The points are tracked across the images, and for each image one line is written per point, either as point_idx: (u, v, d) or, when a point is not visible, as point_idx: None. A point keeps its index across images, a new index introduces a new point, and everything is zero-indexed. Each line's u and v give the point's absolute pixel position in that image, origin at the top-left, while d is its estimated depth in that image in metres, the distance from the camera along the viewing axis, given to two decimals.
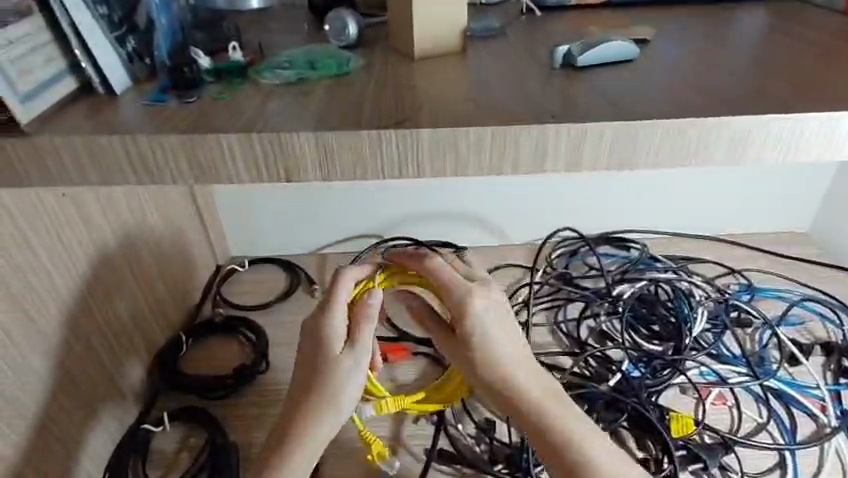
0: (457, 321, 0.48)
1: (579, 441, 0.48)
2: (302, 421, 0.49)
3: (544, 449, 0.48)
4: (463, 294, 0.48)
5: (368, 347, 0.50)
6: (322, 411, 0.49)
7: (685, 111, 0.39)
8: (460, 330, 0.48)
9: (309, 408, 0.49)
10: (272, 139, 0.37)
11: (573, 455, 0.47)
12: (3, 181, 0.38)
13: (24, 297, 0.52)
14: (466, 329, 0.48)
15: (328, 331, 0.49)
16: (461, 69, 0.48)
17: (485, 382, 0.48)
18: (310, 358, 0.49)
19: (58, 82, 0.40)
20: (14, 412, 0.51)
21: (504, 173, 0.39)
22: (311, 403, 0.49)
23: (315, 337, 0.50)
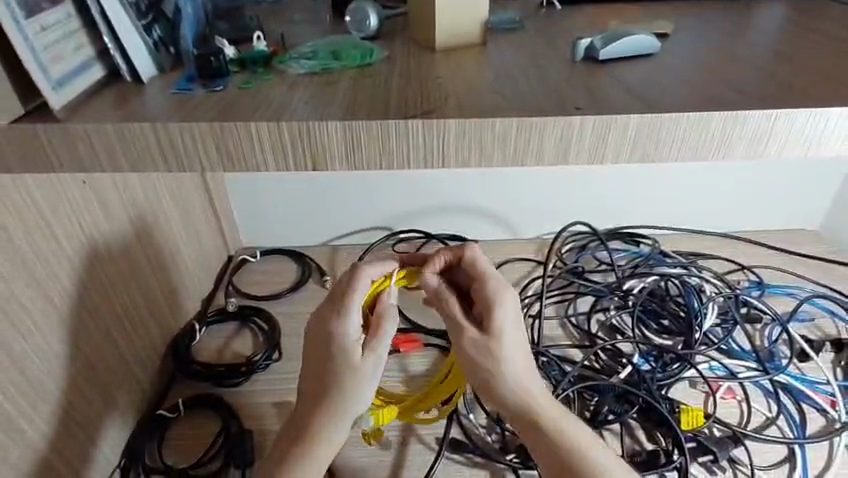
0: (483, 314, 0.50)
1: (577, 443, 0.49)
2: (318, 422, 0.49)
3: (543, 451, 0.49)
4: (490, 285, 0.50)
5: (383, 348, 0.50)
6: (339, 412, 0.49)
7: (710, 106, 0.39)
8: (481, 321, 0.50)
9: (326, 409, 0.49)
10: (300, 128, 0.37)
11: (571, 458, 0.48)
12: (36, 168, 0.38)
13: (48, 283, 0.53)
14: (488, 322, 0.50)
15: (342, 329, 0.49)
16: (484, 61, 0.48)
17: (494, 386, 0.50)
18: (325, 360, 0.49)
19: (87, 70, 0.41)
20: (38, 395, 0.52)
21: (528, 164, 0.39)
22: (326, 405, 0.49)
23: (330, 338, 0.49)
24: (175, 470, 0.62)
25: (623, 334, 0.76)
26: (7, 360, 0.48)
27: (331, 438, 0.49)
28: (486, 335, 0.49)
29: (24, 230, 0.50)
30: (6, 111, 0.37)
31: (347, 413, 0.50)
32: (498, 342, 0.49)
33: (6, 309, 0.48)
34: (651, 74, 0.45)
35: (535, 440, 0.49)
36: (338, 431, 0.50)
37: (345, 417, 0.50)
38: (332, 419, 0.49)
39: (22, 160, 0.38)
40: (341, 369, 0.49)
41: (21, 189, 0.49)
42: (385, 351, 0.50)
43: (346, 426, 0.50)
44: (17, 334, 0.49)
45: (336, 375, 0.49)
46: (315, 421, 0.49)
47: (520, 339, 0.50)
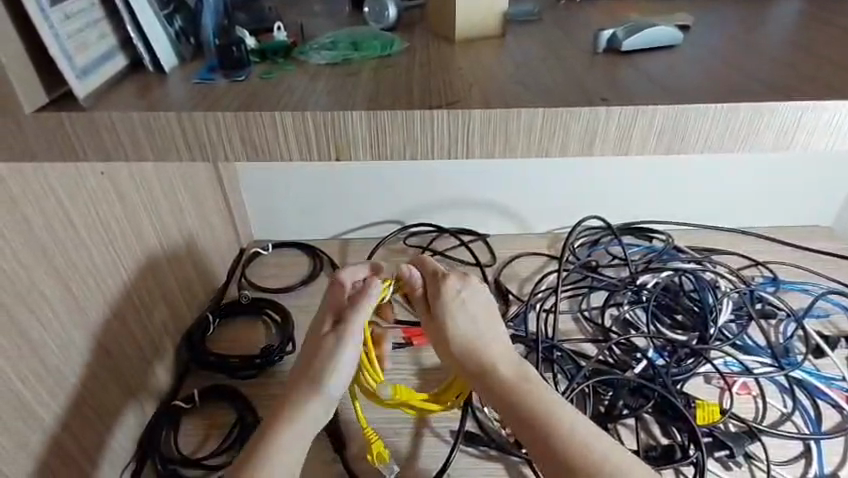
0: (434, 301, 0.54)
1: (557, 422, 0.47)
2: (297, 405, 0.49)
3: (524, 432, 0.48)
4: (439, 276, 0.55)
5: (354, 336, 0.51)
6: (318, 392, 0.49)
7: (736, 96, 0.39)
8: (434, 304, 0.54)
9: (308, 389, 0.49)
10: (325, 118, 0.37)
11: (554, 438, 0.46)
12: (59, 156, 0.38)
13: (68, 273, 0.53)
14: (440, 304, 0.53)
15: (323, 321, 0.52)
16: (503, 53, 0.48)
17: (466, 366, 0.52)
18: (310, 348, 0.52)
19: (109, 59, 0.41)
20: (58, 385, 0.52)
21: (551, 155, 0.39)
22: (306, 385, 0.49)
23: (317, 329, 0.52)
24: (190, 460, 0.62)
25: (637, 329, 0.75)
26: (26, 347, 0.48)
27: (309, 421, 0.49)
28: (441, 315, 0.53)
29: (44, 219, 0.50)
30: (30, 99, 0.36)
31: (327, 394, 0.50)
32: (455, 327, 0.52)
33: (26, 297, 0.48)
34: (675, 66, 0.45)
35: (523, 429, 0.48)
36: (317, 415, 0.49)
37: (324, 399, 0.49)
38: (311, 399, 0.49)
39: (47, 149, 0.38)
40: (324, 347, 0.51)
41: (41, 178, 0.49)
42: (359, 330, 0.51)
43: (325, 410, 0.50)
44: (36, 321, 0.49)
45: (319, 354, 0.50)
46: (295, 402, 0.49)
47: (486, 323, 0.53)
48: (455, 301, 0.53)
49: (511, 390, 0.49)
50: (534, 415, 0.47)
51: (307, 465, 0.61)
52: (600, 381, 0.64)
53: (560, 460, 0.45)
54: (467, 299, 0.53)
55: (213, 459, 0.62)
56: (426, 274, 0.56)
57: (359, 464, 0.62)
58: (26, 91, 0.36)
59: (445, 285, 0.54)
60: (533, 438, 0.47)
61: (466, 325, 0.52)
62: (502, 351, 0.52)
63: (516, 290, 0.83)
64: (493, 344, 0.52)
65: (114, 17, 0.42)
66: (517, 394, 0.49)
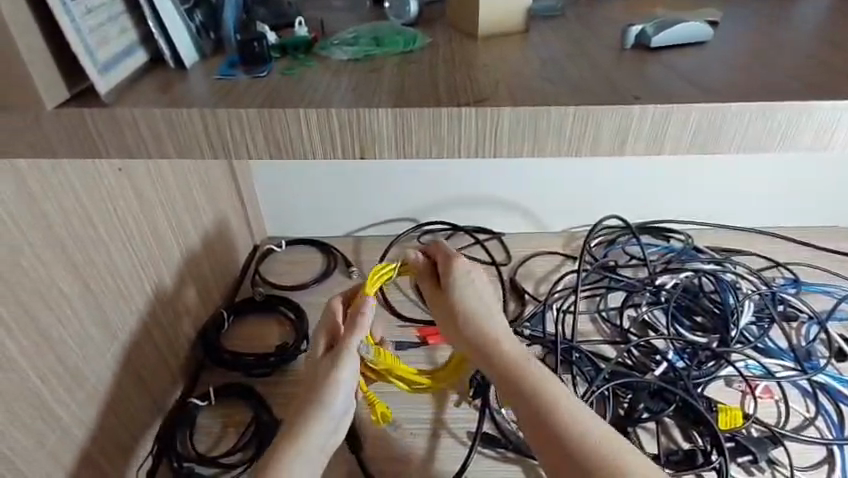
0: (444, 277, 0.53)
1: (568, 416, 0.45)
2: (301, 435, 0.48)
3: (530, 420, 0.46)
4: (450, 254, 0.54)
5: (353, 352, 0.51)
6: (321, 419, 0.49)
7: (774, 93, 0.37)
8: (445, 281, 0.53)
9: (312, 420, 0.49)
10: (350, 115, 0.36)
11: (562, 431, 0.44)
12: (81, 153, 0.38)
13: (85, 270, 0.52)
14: (449, 280, 0.53)
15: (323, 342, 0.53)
16: (528, 49, 0.46)
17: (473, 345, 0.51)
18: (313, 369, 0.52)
19: (130, 54, 0.40)
20: (75, 382, 0.52)
21: (581, 154, 0.38)
22: (308, 415, 0.49)
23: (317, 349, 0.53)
24: (207, 459, 0.62)
25: (656, 331, 0.74)
26: (45, 346, 0.48)
27: (315, 451, 0.48)
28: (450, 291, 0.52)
29: (63, 217, 0.49)
30: (51, 94, 0.36)
31: (329, 424, 0.49)
32: (465, 306, 0.52)
33: (46, 295, 0.48)
34: (705, 62, 0.44)
35: (528, 417, 0.46)
36: (323, 444, 0.49)
37: (327, 425, 0.49)
38: (316, 429, 0.48)
39: (68, 145, 0.38)
40: (323, 374, 0.50)
41: (60, 175, 0.48)
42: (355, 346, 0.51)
43: (328, 438, 0.50)
44: (55, 319, 0.49)
45: (319, 384, 0.50)
46: (299, 432, 0.48)
47: (491, 304, 0.53)
48: (463, 279, 0.53)
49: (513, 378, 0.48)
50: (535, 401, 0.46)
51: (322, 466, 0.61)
52: (620, 383, 0.63)
53: (569, 453, 0.43)
54: (477, 279, 0.53)
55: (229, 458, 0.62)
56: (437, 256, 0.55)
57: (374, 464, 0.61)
58: (47, 86, 0.35)
59: (456, 263, 0.53)
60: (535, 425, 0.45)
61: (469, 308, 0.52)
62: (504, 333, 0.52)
63: (532, 290, 0.82)
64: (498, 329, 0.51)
65: (135, 12, 0.41)
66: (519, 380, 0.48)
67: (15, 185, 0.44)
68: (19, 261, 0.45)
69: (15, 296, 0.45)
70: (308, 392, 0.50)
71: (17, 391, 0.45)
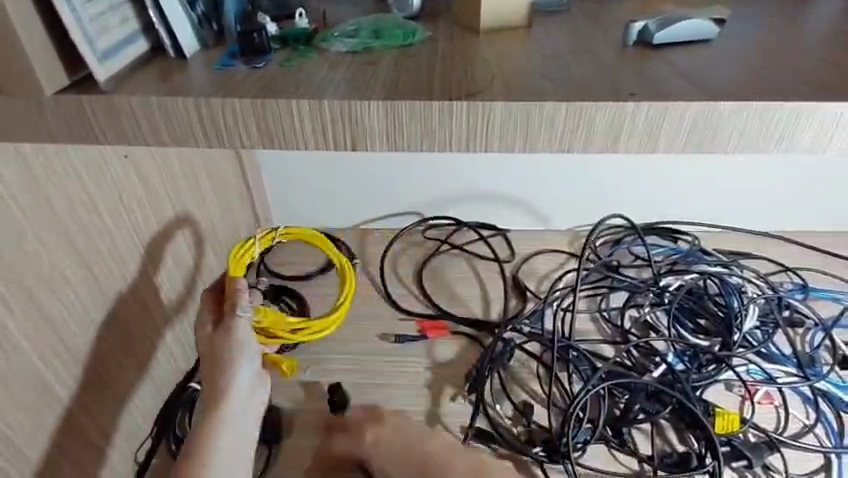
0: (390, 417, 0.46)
1: None
2: (218, 404, 0.51)
3: None
4: None
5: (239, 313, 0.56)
6: (232, 383, 0.52)
7: (772, 93, 0.37)
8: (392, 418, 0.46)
9: (223, 388, 0.51)
10: (342, 108, 0.36)
11: None
12: (80, 140, 0.39)
13: (89, 254, 0.54)
14: None
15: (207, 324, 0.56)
16: (528, 44, 0.46)
17: None
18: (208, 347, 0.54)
19: (131, 43, 0.41)
20: (77, 364, 0.53)
21: (574, 151, 0.38)
22: (218, 384, 0.52)
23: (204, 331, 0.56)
24: None
25: (658, 332, 0.74)
26: (48, 328, 0.49)
27: (235, 418, 0.51)
28: None
29: (67, 202, 0.50)
30: (51, 80, 0.37)
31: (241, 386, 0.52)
32: None
33: (49, 279, 0.49)
34: (708, 60, 0.43)
35: None
36: (244, 409, 0.52)
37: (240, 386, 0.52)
38: (231, 395, 0.51)
39: (67, 131, 0.38)
40: (218, 346, 0.54)
41: (64, 160, 0.49)
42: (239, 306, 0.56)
43: (249, 400, 0.53)
44: (58, 302, 0.50)
45: (220, 354, 0.53)
46: (215, 402, 0.51)
47: None
48: None
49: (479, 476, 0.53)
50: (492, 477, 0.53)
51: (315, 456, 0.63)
52: (614, 384, 0.63)
53: None
54: None
55: None
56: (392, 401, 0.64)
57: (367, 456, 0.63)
58: (47, 72, 0.36)
59: None
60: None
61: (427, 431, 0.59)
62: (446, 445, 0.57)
63: (534, 287, 0.81)
64: (436, 443, 0.58)
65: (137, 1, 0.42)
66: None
67: (19, 169, 0.45)
68: (22, 244, 0.46)
69: (18, 277, 0.46)
70: (210, 366, 0.53)
71: (19, 371, 0.46)
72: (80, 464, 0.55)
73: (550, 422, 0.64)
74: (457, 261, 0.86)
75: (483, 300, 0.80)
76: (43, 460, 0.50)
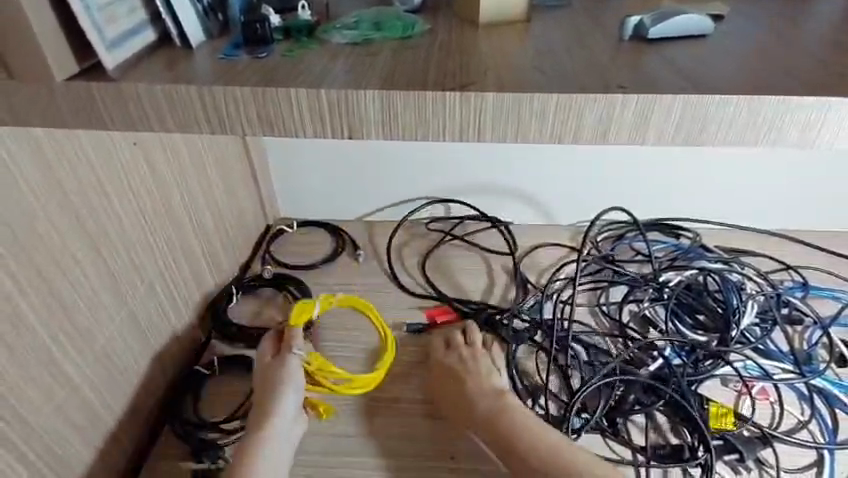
0: None
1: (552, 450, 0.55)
2: (265, 423, 0.59)
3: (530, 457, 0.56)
4: None
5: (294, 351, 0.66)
6: (281, 408, 0.60)
7: (760, 88, 0.37)
8: None
9: (273, 410, 0.60)
10: (339, 97, 0.38)
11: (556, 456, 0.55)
12: (89, 125, 0.40)
13: (98, 236, 0.55)
14: None
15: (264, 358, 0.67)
16: (526, 37, 0.47)
17: None
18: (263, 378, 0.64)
19: (139, 33, 0.43)
20: (85, 343, 0.55)
21: (565, 143, 0.39)
22: (268, 407, 0.60)
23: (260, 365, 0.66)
24: (209, 423, 0.65)
25: (656, 327, 0.74)
26: (58, 307, 0.51)
27: (279, 436, 0.58)
28: None
29: (78, 184, 0.52)
30: (61, 67, 0.38)
31: (288, 412, 0.61)
32: None
33: (59, 259, 0.51)
34: (702, 55, 0.43)
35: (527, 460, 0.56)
36: (287, 432, 0.60)
37: (286, 412, 0.61)
38: (278, 418, 0.60)
39: (76, 117, 0.40)
40: (273, 377, 0.63)
41: (76, 145, 0.51)
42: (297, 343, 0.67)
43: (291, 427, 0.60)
44: (68, 282, 0.52)
45: (274, 384, 0.63)
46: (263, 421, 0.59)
47: None
48: None
49: (500, 416, 0.59)
50: (510, 420, 0.58)
51: (313, 436, 0.64)
52: (619, 380, 0.63)
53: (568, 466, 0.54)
54: None
55: (229, 424, 0.65)
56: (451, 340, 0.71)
57: (376, 437, 0.64)
58: (58, 58, 0.38)
59: None
60: (504, 449, 0.57)
61: (482, 371, 0.65)
62: (491, 385, 0.63)
63: (535, 280, 0.82)
64: (483, 381, 0.64)
65: None
66: (504, 429, 0.57)
67: (32, 153, 0.47)
68: (33, 223, 0.48)
69: (28, 256, 0.47)
70: (263, 392, 0.62)
71: (30, 347, 0.48)
72: (88, 440, 0.56)
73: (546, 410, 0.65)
74: (459, 253, 0.87)
75: (484, 291, 0.81)
76: (52, 434, 0.52)
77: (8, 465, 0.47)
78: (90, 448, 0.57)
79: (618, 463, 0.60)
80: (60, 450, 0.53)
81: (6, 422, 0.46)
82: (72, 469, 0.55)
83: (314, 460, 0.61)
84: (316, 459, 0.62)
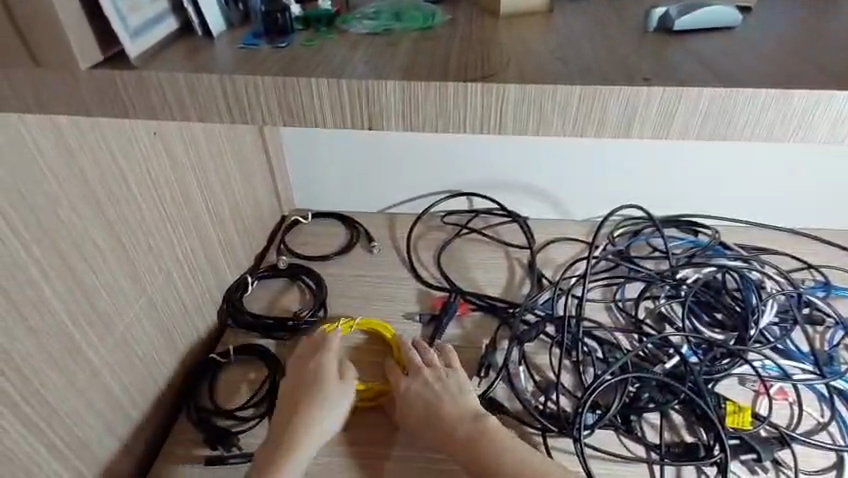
0: None
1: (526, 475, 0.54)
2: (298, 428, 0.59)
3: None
4: None
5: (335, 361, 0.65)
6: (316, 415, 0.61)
7: (790, 81, 0.36)
8: None
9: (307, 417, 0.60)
10: (360, 87, 0.38)
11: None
12: (112, 114, 0.41)
13: (118, 225, 0.56)
14: None
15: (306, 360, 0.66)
16: (548, 28, 0.46)
17: None
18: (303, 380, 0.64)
19: (162, 22, 0.43)
20: (106, 328, 0.56)
21: (587, 136, 0.38)
22: (306, 403, 0.61)
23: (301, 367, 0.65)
24: (225, 411, 0.66)
25: (672, 324, 0.73)
26: (80, 293, 0.52)
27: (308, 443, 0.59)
28: None
29: (98, 173, 0.53)
30: (85, 55, 0.39)
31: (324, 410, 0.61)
32: None
33: (81, 245, 0.51)
34: (731, 48, 0.42)
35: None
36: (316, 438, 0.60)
37: (321, 420, 0.61)
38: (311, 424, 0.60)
39: (100, 106, 0.41)
40: (311, 373, 0.64)
41: (97, 134, 0.52)
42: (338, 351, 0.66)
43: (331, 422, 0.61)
44: (89, 268, 0.53)
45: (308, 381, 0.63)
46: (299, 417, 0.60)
47: None
48: None
49: (481, 441, 0.57)
50: (490, 446, 0.57)
51: None
52: (634, 376, 0.62)
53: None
54: None
55: (244, 412, 0.66)
56: (422, 351, 0.68)
57: (388, 432, 0.64)
58: (82, 46, 0.39)
59: None
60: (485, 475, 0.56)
61: (457, 393, 0.62)
62: (466, 409, 0.60)
63: (550, 275, 0.82)
64: (458, 405, 0.61)
65: None
66: (487, 456, 0.56)
67: (56, 141, 0.47)
68: (56, 210, 0.48)
69: (51, 242, 0.48)
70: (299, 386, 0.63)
71: (53, 332, 0.49)
72: (107, 424, 0.57)
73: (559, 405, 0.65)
74: (474, 246, 0.87)
75: (498, 286, 0.81)
76: (74, 418, 0.52)
77: (30, 447, 0.48)
78: (109, 432, 0.57)
79: (630, 460, 0.60)
80: (81, 433, 0.54)
81: (29, 404, 0.47)
82: (93, 452, 0.55)
83: (329, 451, 0.62)
84: (331, 449, 0.62)
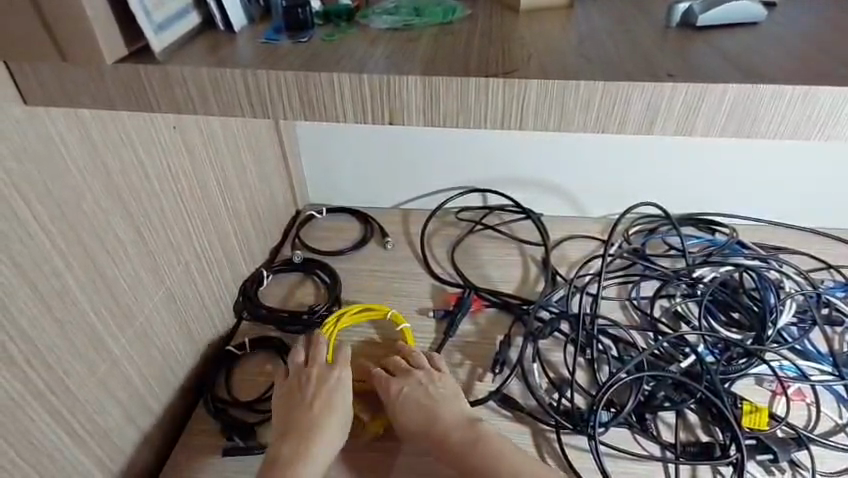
0: None
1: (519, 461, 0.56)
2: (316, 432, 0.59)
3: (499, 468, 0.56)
4: None
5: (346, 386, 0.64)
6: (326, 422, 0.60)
7: (818, 78, 0.36)
8: None
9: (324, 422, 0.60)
10: (380, 82, 0.38)
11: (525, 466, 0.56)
12: (137, 108, 0.42)
13: (139, 217, 0.57)
14: None
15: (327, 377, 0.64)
16: (568, 23, 0.46)
17: None
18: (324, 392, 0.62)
19: (186, 17, 0.43)
20: (126, 319, 0.56)
21: (608, 132, 0.38)
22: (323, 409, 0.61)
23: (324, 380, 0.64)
24: (241, 403, 0.67)
25: (689, 323, 0.72)
26: (101, 282, 0.53)
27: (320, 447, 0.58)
28: None
29: (120, 165, 0.53)
30: (112, 51, 0.40)
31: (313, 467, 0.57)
32: None
33: (102, 237, 0.52)
34: (757, 44, 0.42)
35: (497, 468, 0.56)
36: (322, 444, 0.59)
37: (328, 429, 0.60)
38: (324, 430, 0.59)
39: (125, 100, 0.41)
40: (324, 411, 0.61)
41: (119, 129, 0.52)
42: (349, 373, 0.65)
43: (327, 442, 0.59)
44: (110, 261, 0.53)
45: (309, 430, 0.59)
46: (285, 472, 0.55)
47: None
48: None
49: (475, 447, 0.58)
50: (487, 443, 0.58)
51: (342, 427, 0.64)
52: (648, 375, 0.62)
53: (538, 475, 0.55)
54: None
55: (261, 404, 0.67)
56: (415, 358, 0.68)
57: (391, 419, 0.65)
58: (109, 43, 0.39)
59: None
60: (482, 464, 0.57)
61: (450, 397, 0.63)
62: (460, 415, 0.61)
63: (564, 273, 0.82)
64: (453, 409, 0.61)
65: None
66: (475, 463, 0.57)
67: (80, 135, 0.48)
68: (80, 204, 0.49)
69: (75, 233, 0.49)
70: (303, 422, 0.60)
71: (77, 323, 0.50)
72: (127, 414, 0.58)
73: (575, 402, 0.65)
74: (488, 243, 0.87)
75: (511, 282, 0.80)
76: (95, 406, 0.53)
77: (53, 433, 0.49)
78: (128, 421, 0.58)
79: (646, 459, 0.60)
80: (102, 422, 0.55)
81: (54, 394, 0.48)
82: (113, 441, 0.56)
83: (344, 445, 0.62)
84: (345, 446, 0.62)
